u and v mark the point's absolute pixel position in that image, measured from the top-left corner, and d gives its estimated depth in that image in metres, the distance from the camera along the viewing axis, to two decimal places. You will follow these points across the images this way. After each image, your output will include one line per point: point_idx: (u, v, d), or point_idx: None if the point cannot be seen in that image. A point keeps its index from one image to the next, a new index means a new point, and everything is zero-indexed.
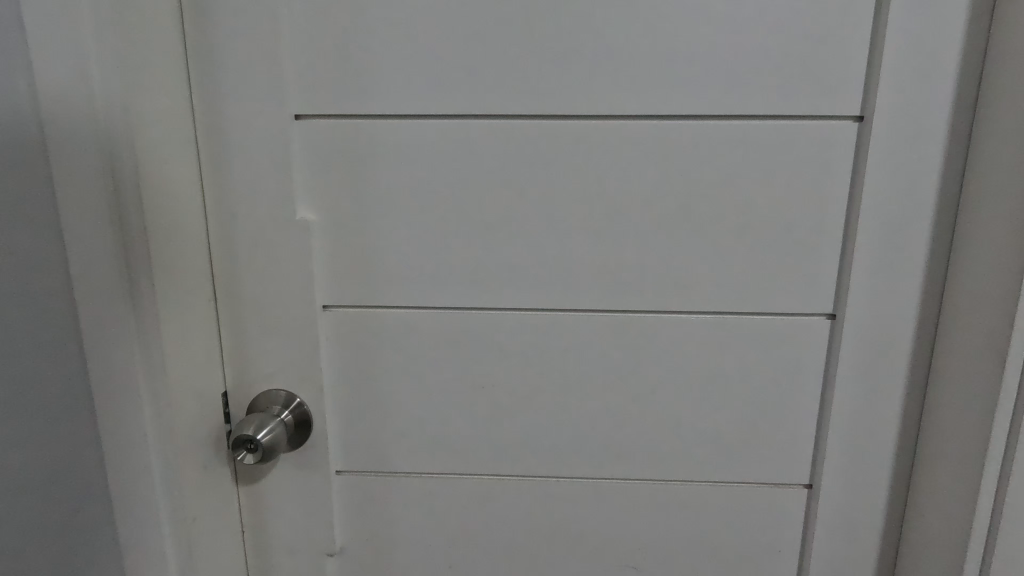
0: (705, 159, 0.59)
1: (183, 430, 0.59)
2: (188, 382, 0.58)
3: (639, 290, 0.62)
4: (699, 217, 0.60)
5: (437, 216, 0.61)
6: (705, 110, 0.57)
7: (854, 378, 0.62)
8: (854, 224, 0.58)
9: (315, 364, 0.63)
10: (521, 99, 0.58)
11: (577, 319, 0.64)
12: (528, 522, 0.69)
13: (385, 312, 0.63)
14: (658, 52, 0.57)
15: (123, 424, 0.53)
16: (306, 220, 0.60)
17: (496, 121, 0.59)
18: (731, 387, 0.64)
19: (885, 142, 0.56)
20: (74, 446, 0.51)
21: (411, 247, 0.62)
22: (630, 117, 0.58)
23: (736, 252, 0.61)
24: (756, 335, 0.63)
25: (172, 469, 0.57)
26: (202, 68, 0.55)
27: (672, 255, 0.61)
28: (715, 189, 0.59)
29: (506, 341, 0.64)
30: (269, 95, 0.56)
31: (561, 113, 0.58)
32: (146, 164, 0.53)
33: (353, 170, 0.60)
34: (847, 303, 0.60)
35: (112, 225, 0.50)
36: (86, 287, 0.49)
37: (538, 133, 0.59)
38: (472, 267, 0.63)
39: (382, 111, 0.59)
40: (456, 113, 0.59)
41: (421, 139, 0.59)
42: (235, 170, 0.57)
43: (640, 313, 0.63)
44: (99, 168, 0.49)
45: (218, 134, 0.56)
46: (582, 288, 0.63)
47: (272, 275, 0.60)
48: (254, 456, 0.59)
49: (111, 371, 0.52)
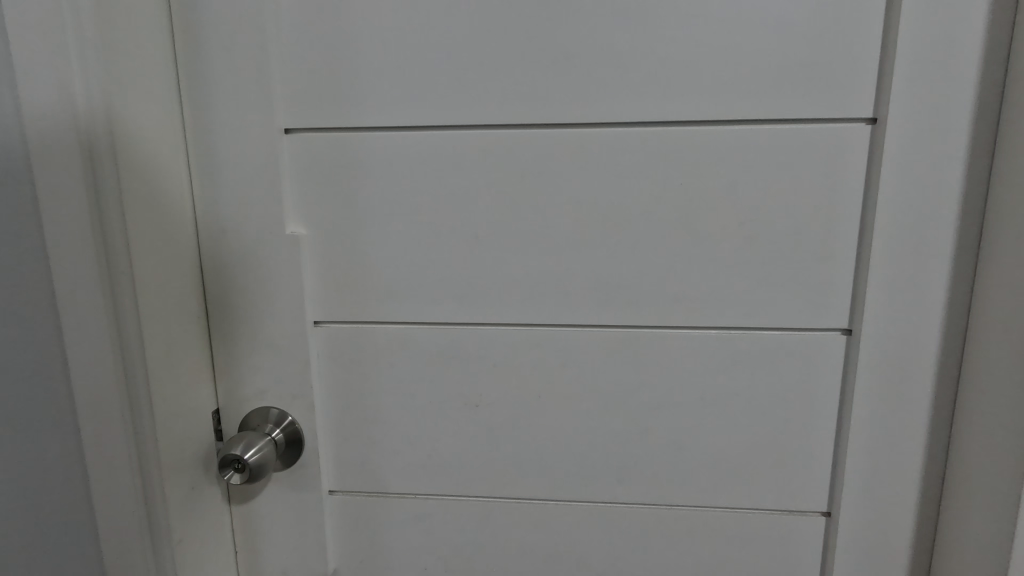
0: (707, 167, 0.56)
1: (171, 456, 0.55)
2: (178, 402, 0.56)
3: (639, 304, 0.60)
4: (702, 227, 0.57)
5: (429, 228, 0.60)
6: (704, 116, 0.55)
7: (874, 399, 0.57)
8: (867, 233, 0.55)
9: (306, 381, 0.61)
10: (512, 108, 0.56)
11: (575, 335, 0.61)
12: (528, 546, 0.66)
13: (376, 327, 0.62)
14: (654, 56, 0.54)
15: (107, 445, 0.52)
16: (296, 235, 0.59)
17: (487, 131, 0.57)
18: (740, 406, 0.60)
19: (902, 144, 0.52)
20: (64, 462, 0.52)
21: (403, 261, 0.60)
22: (627, 124, 0.56)
23: (742, 265, 0.57)
24: (766, 351, 0.59)
25: (155, 496, 0.54)
26: (193, 86, 0.55)
27: (673, 267, 0.58)
28: (718, 198, 0.56)
29: (502, 357, 0.62)
30: (257, 110, 0.56)
31: (553, 121, 0.56)
32: (133, 175, 0.50)
33: (343, 183, 0.59)
34: (863, 318, 0.56)
35: (93, 240, 0.48)
36: (70, 306, 0.49)
37: (531, 142, 0.57)
38: (466, 281, 0.61)
39: (370, 123, 0.58)
40: (445, 124, 0.57)
41: (412, 150, 0.58)
42: (225, 186, 0.57)
43: (641, 329, 0.60)
44: (80, 183, 0.47)
45: (207, 150, 0.57)
46: (581, 303, 0.60)
47: (262, 292, 0.59)
48: (242, 476, 0.57)
49: (94, 390, 0.51)
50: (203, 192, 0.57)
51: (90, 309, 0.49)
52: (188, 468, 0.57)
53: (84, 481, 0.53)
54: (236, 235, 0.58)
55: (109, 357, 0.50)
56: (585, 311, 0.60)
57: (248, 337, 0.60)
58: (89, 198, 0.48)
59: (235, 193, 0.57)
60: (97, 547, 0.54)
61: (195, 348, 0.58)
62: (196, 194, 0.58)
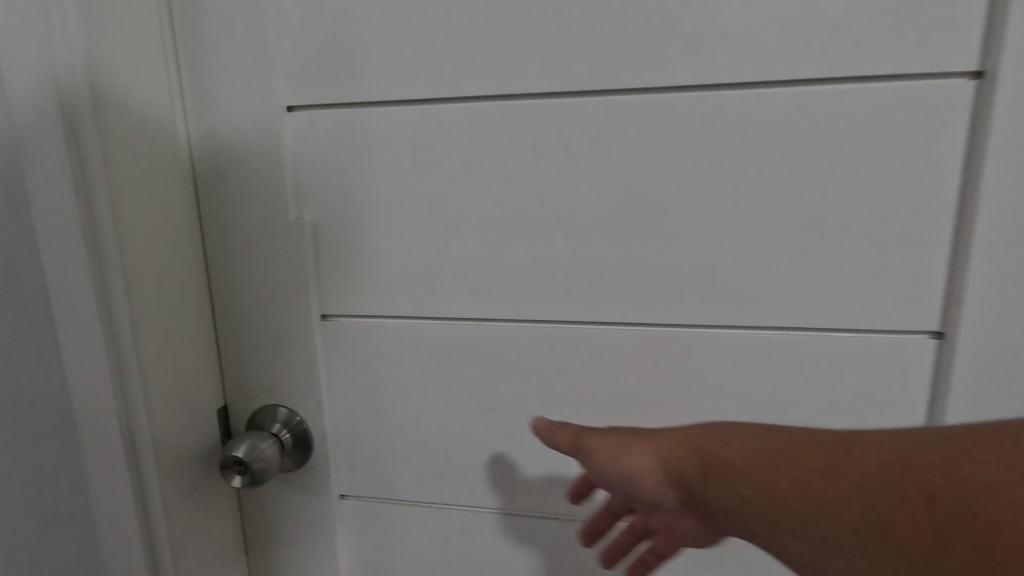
0: (766, 138, 0.47)
1: (168, 454, 0.52)
2: (178, 398, 0.53)
3: (680, 300, 0.52)
4: (757, 211, 0.48)
5: (442, 213, 0.54)
6: (762, 77, 0.46)
7: (970, 416, 0.48)
8: (967, 216, 0.45)
9: (314, 378, 0.58)
10: (534, 75, 0.49)
11: (603, 330, 0.54)
12: (553, 564, 0.60)
13: (387, 322, 0.57)
14: (701, 7, 0.46)
15: (102, 437, 0.50)
16: (302, 221, 0.55)
17: (505, 102, 0.50)
18: (799, 420, 0.52)
19: (1015, 104, 0.42)
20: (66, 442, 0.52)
21: (415, 250, 0.55)
22: (667, 89, 0.48)
23: (805, 254, 0.48)
24: (834, 356, 0.50)
25: (150, 494, 0.51)
26: (193, 61, 0.52)
27: (722, 257, 0.50)
28: (779, 176, 0.47)
29: (522, 354, 0.56)
30: (259, 86, 0.52)
31: (582, 88, 0.49)
32: (123, 157, 0.46)
33: (349, 165, 0.54)
34: (959, 318, 0.46)
35: (81, 229, 0.45)
36: (61, 295, 0.47)
37: (556, 114, 0.50)
38: (482, 272, 0.55)
39: (377, 97, 0.52)
40: (459, 96, 0.51)
41: (423, 126, 0.52)
42: (228, 168, 0.54)
43: (683, 328, 0.52)
44: (66, 167, 0.44)
45: (208, 130, 0.53)
46: (609, 295, 0.53)
47: (268, 282, 0.56)
48: (243, 479, 0.54)
49: (87, 382, 0.49)
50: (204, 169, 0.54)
51: (79, 291, 0.47)
52: (189, 459, 0.54)
53: (84, 465, 0.52)
54: (240, 218, 0.55)
55: (100, 343, 0.48)
56: (616, 303, 0.53)
57: (253, 330, 0.57)
58: (74, 175, 0.45)
59: (237, 173, 0.54)
60: (97, 532, 0.53)
61: (198, 337, 0.55)
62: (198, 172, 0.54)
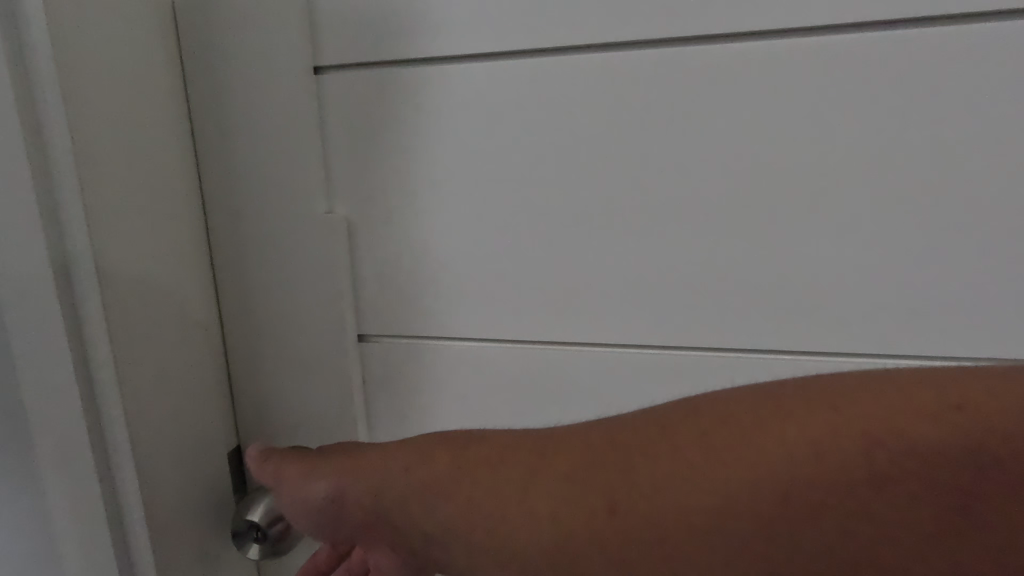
0: (954, 103, 0.35)
1: (159, 511, 0.42)
2: (175, 439, 0.43)
3: (818, 321, 0.40)
4: (934, 202, 0.37)
5: (510, 208, 0.42)
6: (959, 16, 0.34)
7: None
8: None
9: (348, 414, 0.47)
10: (640, 20, 0.37)
11: (714, 345, 0.42)
12: None
13: (436, 346, 0.46)
14: None
15: (76, 490, 0.40)
16: (335, 216, 0.43)
17: (599, 57, 0.38)
18: None
19: None
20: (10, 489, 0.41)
21: (474, 255, 0.43)
22: (823, 35, 0.36)
23: (995, 263, 0.37)
24: None
25: (133, 558, 0.41)
26: (194, 10, 0.41)
27: (878, 261, 0.38)
28: (968, 157, 0.36)
29: (605, 378, 0.44)
30: (280, 44, 0.41)
31: (704, 37, 0.37)
32: (98, 138, 0.36)
33: (391, 145, 0.42)
34: None
35: (44, 233, 0.35)
36: (14, 317, 0.36)
37: (666, 74, 0.38)
38: (558, 283, 0.43)
39: (429, 54, 0.40)
40: (539, 50, 0.39)
41: (488, 93, 0.40)
42: (240, 151, 0.43)
43: (818, 356, 0.41)
44: (23, 150, 0.34)
45: (216, 103, 0.42)
46: (726, 296, 0.41)
47: (290, 296, 0.45)
48: (262, 548, 0.44)
49: (54, 425, 0.38)
50: (209, 134, 0.43)
51: (39, 291, 0.36)
52: (185, 496, 0.44)
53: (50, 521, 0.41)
54: (256, 202, 0.44)
55: (67, 347, 0.37)
56: (735, 310, 0.41)
57: (273, 353, 0.47)
58: (31, 160, 0.34)
59: (253, 144, 0.43)
60: None
61: (205, 343, 0.45)
62: (203, 137, 0.43)
